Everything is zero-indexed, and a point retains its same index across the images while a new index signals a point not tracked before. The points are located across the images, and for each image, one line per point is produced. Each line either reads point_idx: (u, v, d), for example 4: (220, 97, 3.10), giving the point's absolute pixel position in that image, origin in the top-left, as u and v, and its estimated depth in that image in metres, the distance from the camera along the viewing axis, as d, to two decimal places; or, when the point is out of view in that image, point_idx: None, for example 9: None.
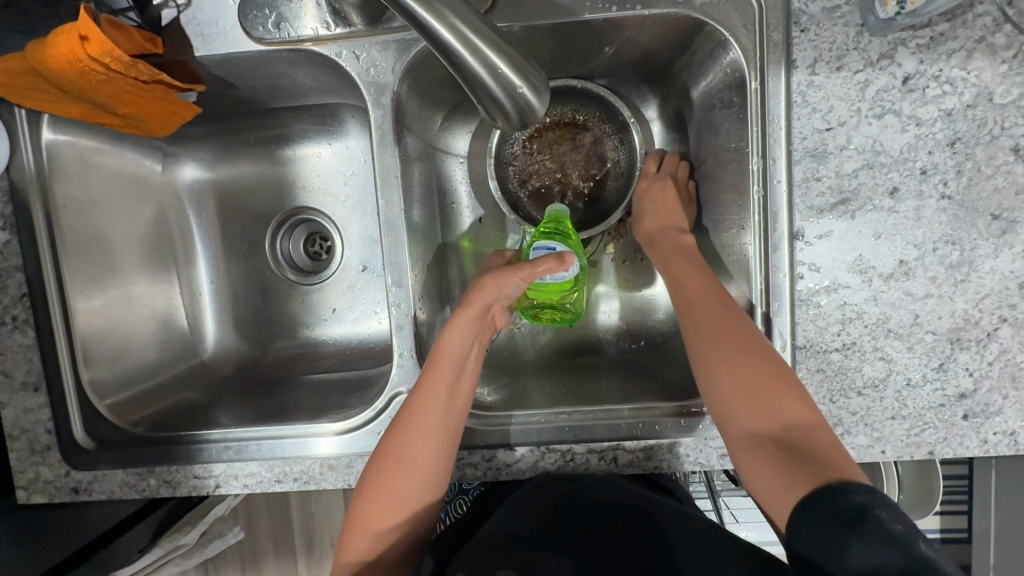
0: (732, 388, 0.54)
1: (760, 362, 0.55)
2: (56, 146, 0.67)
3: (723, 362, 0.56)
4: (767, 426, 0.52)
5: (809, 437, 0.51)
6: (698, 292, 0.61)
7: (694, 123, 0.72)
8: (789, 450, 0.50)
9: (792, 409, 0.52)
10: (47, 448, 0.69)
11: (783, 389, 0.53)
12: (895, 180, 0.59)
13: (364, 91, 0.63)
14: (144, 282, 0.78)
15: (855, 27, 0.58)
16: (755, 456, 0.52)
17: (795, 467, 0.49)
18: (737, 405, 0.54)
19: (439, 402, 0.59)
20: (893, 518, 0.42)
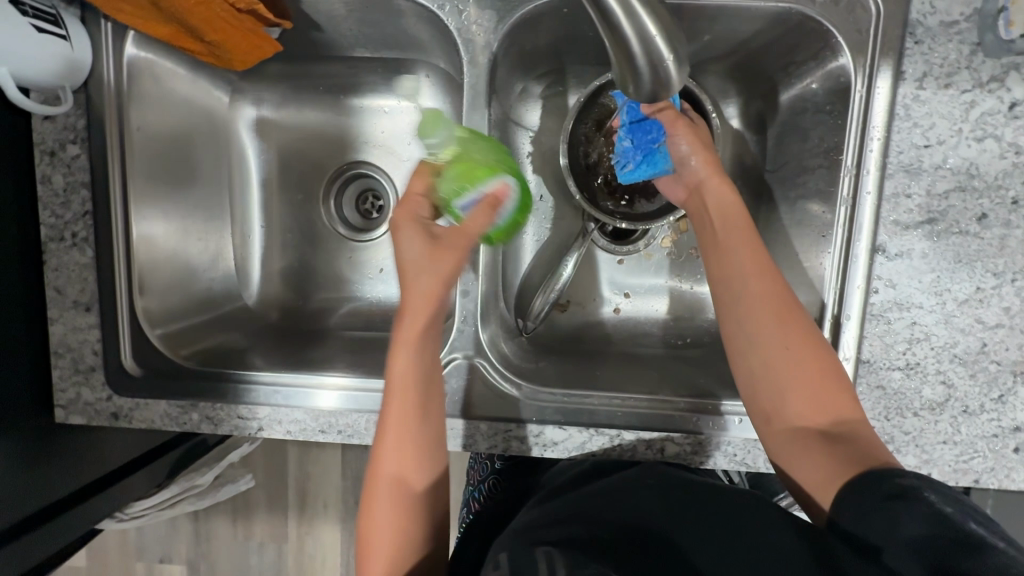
0: (776, 367, 0.54)
1: (807, 351, 0.54)
2: (136, 64, 0.66)
3: (773, 350, 0.54)
4: (815, 419, 0.53)
5: (852, 425, 0.53)
6: (736, 296, 0.56)
7: (776, 125, 0.71)
8: (834, 441, 0.52)
9: (837, 398, 0.53)
10: (91, 369, 0.68)
11: (829, 380, 0.54)
12: (985, 207, 0.59)
13: (461, 49, 0.62)
14: (200, 216, 0.77)
15: (969, 45, 0.57)
16: (798, 444, 0.53)
17: (839, 454, 0.51)
18: (787, 396, 0.54)
19: (420, 377, 0.53)
20: (940, 499, 0.43)
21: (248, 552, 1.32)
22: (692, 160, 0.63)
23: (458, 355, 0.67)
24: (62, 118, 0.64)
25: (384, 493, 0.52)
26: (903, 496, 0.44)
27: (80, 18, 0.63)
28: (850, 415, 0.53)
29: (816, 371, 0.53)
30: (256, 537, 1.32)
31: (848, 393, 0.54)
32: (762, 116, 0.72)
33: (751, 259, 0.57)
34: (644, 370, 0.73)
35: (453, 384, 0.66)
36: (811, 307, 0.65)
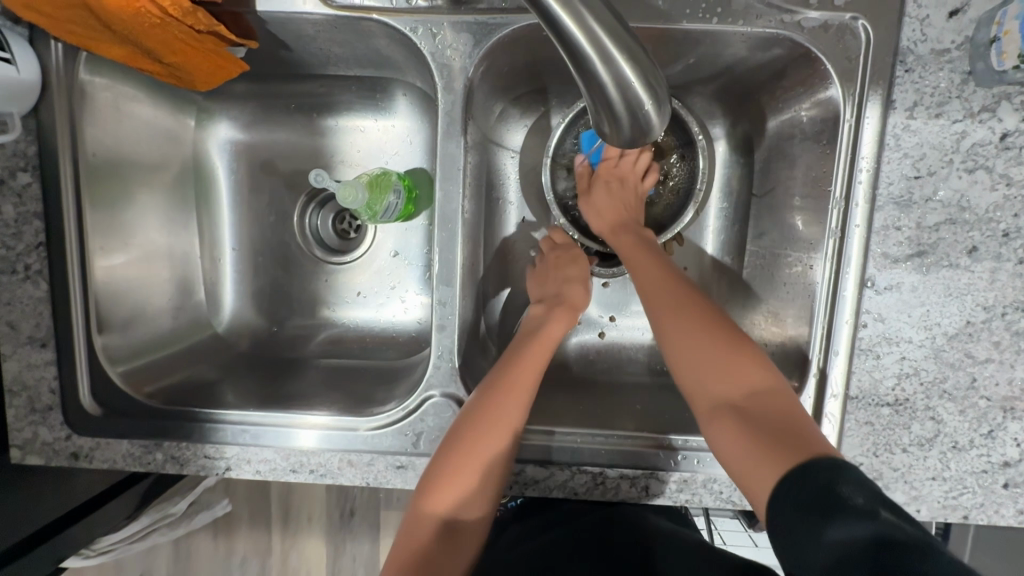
0: (686, 352, 0.55)
1: (716, 333, 0.55)
2: (92, 89, 0.63)
3: (681, 330, 0.56)
4: (732, 398, 0.52)
5: (772, 401, 0.52)
6: (651, 286, 0.60)
7: (763, 149, 0.69)
8: (752, 423, 0.50)
9: (751, 376, 0.53)
10: (48, 408, 0.64)
11: (741, 360, 0.54)
12: (976, 240, 0.57)
13: (435, 74, 0.59)
14: (163, 243, 0.74)
15: (961, 74, 0.55)
16: (719, 427, 0.52)
17: (764, 441, 0.49)
18: (703, 377, 0.54)
19: (515, 423, 0.59)
20: (855, 493, 0.42)
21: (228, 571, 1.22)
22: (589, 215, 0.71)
23: (435, 392, 0.63)
24: (11, 145, 0.61)
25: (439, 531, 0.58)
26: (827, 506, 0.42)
27: (29, 40, 0.60)
28: (771, 393, 0.52)
29: (727, 348, 0.54)
30: (239, 554, 1.23)
31: (767, 374, 0.53)
32: (749, 139, 0.70)
33: (648, 266, 0.62)
34: (628, 401, 0.71)
35: (428, 422, 0.62)
36: (798, 340, 0.63)
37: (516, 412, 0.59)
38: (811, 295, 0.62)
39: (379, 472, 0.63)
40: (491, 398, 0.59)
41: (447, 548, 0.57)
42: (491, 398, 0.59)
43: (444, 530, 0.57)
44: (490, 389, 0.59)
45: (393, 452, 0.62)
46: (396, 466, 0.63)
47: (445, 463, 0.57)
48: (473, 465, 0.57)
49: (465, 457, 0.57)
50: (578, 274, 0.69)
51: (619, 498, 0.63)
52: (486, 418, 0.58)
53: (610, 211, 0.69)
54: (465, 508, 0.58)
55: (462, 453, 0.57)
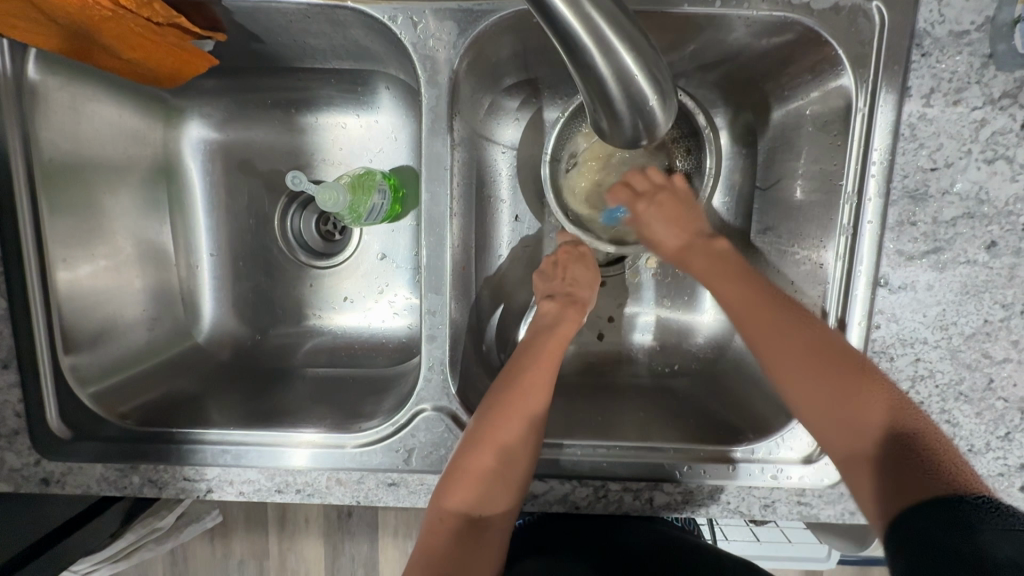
0: (807, 394, 0.52)
1: (830, 365, 0.52)
2: (44, 88, 0.58)
3: (786, 365, 0.53)
4: (859, 446, 0.50)
5: (894, 435, 0.49)
6: (732, 294, 0.56)
7: (767, 140, 0.65)
8: (882, 463, 0.49)
9: (874, 411, 0.50)
10: (14, 432, 0.60)
11: (859, 386, 0.51)
12: (994, 234, 0.54)
13: (419, 67, 0.55)
14: (134, 251, 0.69)
15: (980, 57, 0.51)
16: (858, 473, 0.50)
17: (898, 475, 0.47)
18: (825, 424, 0.52)
19: (535, 415, 0.58)
20: (1004, 542, 0.39)
21: (228, 570, 1.20)
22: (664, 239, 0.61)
23: (427, 406, 0.59)
24: None
25: (450, 539, 0.54)
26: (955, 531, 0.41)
27: None
28: (900, 426, 0.50)
29: (837, 379, 0.52)
30: (236, 555, 1.19)
31: (886, 406, 0.50)
32: (752, 129, 0.67)
33: (729, 284, 0.57)
34: (629, 407, 0.68)
35: (419, 438, 0.59)
36: None
37: (537, 402, 0.58)
38: (822, 294, 0.58)
39: (370, 490, 0.60)
40: (511, 390, 0.58)
41: (469, 547, 0.54)
42: (512, 388, 0.58)
43: (467, 529, 0.55)
44: (513, 382, 0.59)
45: (383, 469, 0.59)
46: (388, 483, 0.60)
47: (467, 460, 0.55)
48: (494, 460, 0.55)
49: (483, 450, 0.55)
50: (586, 274, 0.67)
51: (621, 512, 0.60)
52: (507, 409, 0.57)
53: (675, 231, 0.61)
54: (484, 504, 0.55)
55: (476, 450, 0.55)
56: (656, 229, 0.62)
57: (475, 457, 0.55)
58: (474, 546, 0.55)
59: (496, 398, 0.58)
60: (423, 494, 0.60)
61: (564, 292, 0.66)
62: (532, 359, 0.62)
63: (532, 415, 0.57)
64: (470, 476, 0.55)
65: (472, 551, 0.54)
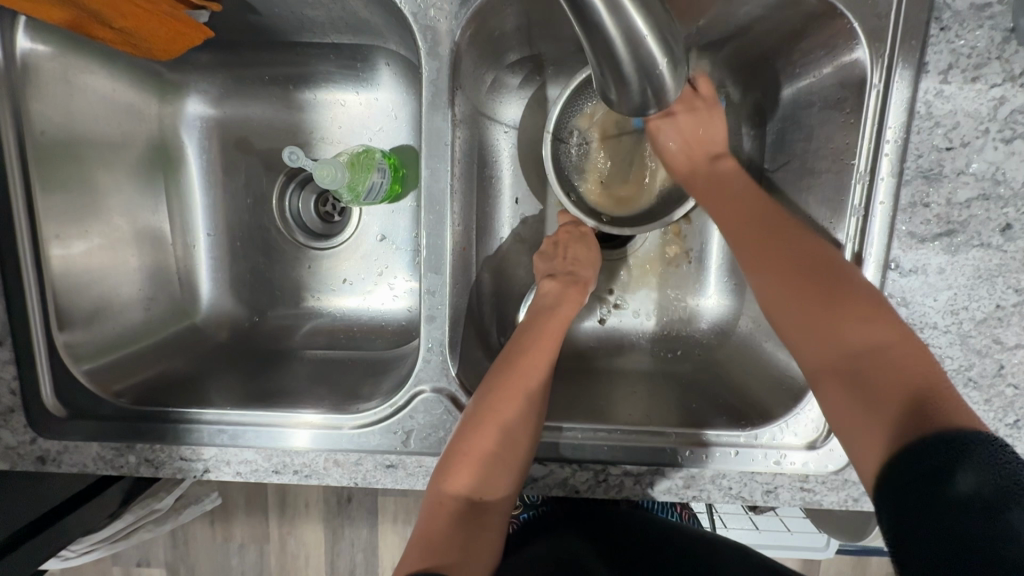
0: (788, 314, 0.48)
1: (813, 288, 0.48)
2: (34, 58, 0.57)
3: (783, 308, 0.49)
4: (823, 360, 0.46)
5: (883, 363, 0.44)
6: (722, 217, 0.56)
7: (776, 120, 0.64)
8: (858, 381, 0.44)
9: (865, 334, 0.45)
10: (9, 410, 0.60)
11: (847, 309, 0.46)
12: (1010, 216, 0.52)
13: (419, 38, 0.53)
14: (130, 228, 0.68)
15: (1002, 32, 0.49)
16: (830, 388, 0.46)
17: (881, 403, 0.42)
18: (815, 336, 0.47)
19: (534, 396, 0.57)
20: (969, 484, 0.35)
21: (228, 553, 1.20)
22: (672, 141, 0.61)
23: (426, 387, 0.58)
24: None
25: (445, 518, 0.53)
26: (926, 478, 0.37)
27: None
28: (888, 354, 0.44)
29: (826, 301, 0.47)
30: (236, 538, 1.20)
31: (879, 327, 0.45)
32: (761, 109, 0.65)
33: (728, 210, 0.56)
34: (630, 393, 0.67)
35: (418, 420, 0.58)
36: None
37: (536, 386, 0.57)
38: None
39: (368, 472, 0.59)
40: (510, 372, 0.57)
41: (469, 530, 0.53)
42: (511, 370, 0.57)
43: (468, 513, 0.54)
44: (512, 363, 0.58)
45: (382, 451, 0.58)
46: (385, 465, 0.59)
47: (467, 444, 0.55)
48: (494, 443, 0.54)
49: (483, 432, 0.54)
50: (587, 253, 0.66)
51: (621, 496, 0.59)
52: (507, 391, 0.56)
53: (688, 151, 0.61)
54: (483, 486, 0.54)
55: (474, 428, 0.55)
56: (671, 148, 0.61)
57: (474, 439, 0.55)
58: (476, 530, 0.53)
59: (495, 379, 0.57)
60: (421, 476, 0.59)
61: (567, 271, 0.65)
62: (529, 339, 0.61)
63: (532, 394, 0.57)
64: (467, 456, 0.54)
65: (472, 536, 0.53)
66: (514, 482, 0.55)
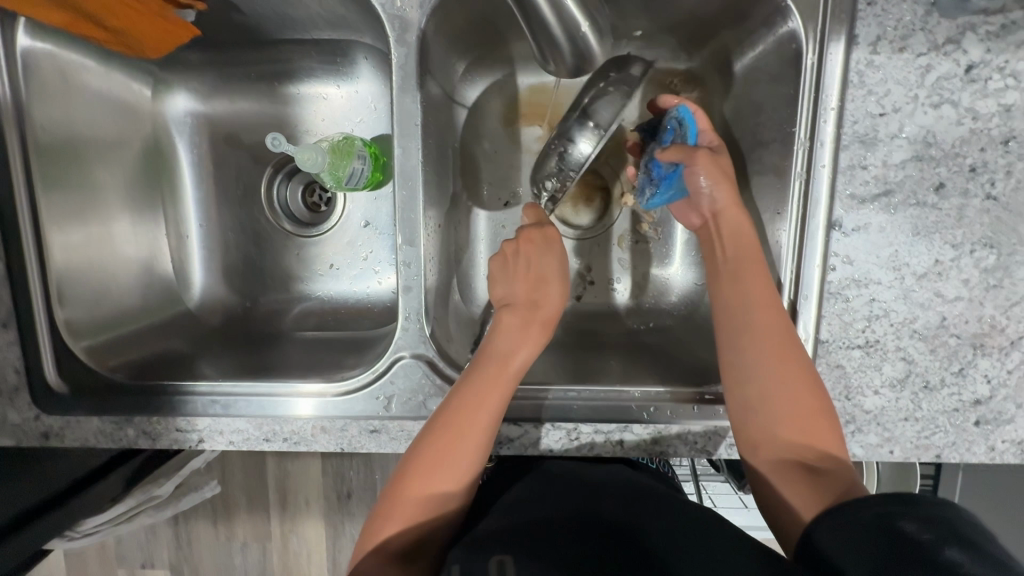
0: (765, 392, 0.53)
1: (815, 409, 0.52)
2: (34, 57, 0.61)
3: (766, 375, 0.53)
4: (794, 447, 0.52)
5: (835, 464, 0.51)
6: (734, 304, 0.56)
7: (730, 98, 0.68)
8: (809, 468, 0.51)
9: (826, 437, 0.52)
10: (15, 389, 0.63)
11: (824, 423, 0.52)
12: (942, 176, 0.56)
13: (388, 26, 0.57)
14: (126, 218, 0.72)
15: (924, 6, 0.54)
16: (779, 476, 0.52)
17: (814, 483, 0.50)
18: (780, 432, 0.52)
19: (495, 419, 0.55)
20: (919, 527, 0.41)
21: (231, 552, 1.24)
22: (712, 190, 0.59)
23: (405, 353, 0.62)
24: None
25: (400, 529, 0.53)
26: (875, 528, 0.43)
27: None
28: (831, 455, 0.51)
29: (802, 396, 0.52)
30: (239, 537, 1.23)
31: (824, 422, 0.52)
32: (716, 89, 0.70)
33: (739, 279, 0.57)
34: (602, 360, 0.71)
35: (398, 385, 0.62)
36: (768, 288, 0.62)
37: (495, 405, 0.55)
38: (779, 245, 0.61)
39: (353, 437, 0.63)
40: (478, 392, 0.55)
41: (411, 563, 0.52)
42: (471, 382, 0.56)
43: (414, 548, 0.53)
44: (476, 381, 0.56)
45: (366, 416, 0.62)
46: (369, 430, 0.62)
47: (426, 477, 0.53)
48: (455, 464, 0.54)
49: (444, 451, 0.54)
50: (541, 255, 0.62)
51: (594, 452, 0.63)
52: (465, 415, 0.54)
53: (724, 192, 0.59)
54: (443, 505, 0.54)
55: (433, 453, 0.54)
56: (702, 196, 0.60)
57: (436, 463, 0.53)
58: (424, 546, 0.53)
59: (459, 398, 0.55)
60: (403, 440, 0.62)
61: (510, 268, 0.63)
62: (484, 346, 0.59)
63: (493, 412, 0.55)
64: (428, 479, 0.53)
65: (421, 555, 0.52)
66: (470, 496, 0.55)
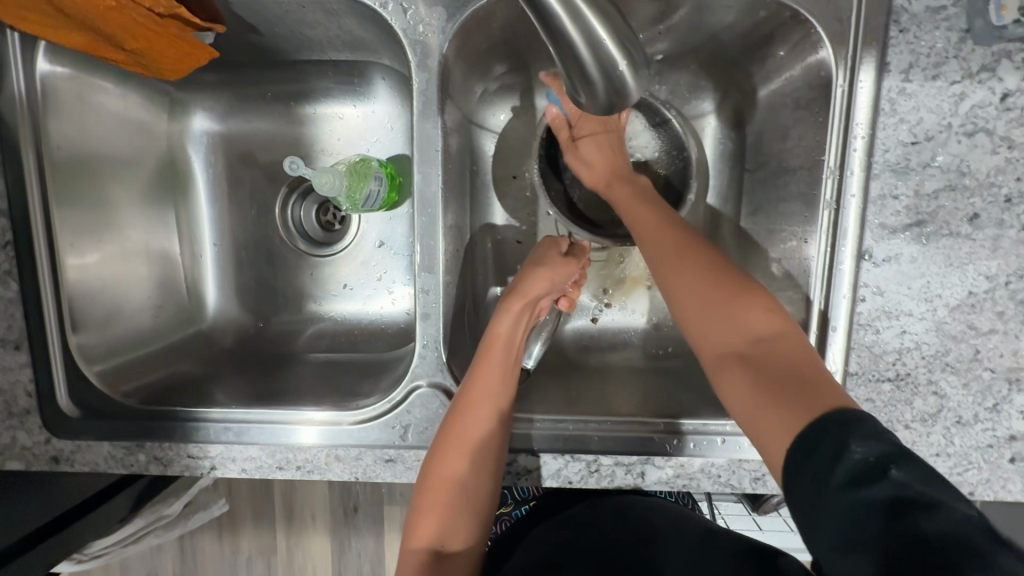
0: (685, 305, 0.51)
1: (740, 303, 0.49)
2: (53, 79, 0.61)
3: (682, 287, 0.52)
4: (733, 343, 0.48)
5: (789, 359, 0.46)
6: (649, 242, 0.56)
7: (754, 123, 0.67)
8: (757, 365, 0.46)
9: (756, 324, 0.48)
10: (25, 412, 0.62)
11: (757, 310, 0.49)
12: (976, 206, 0.55)
13: (409, 51, 0.56)
14: (140, 238, 0.72)
15: (958, 33, 0.52)
16: (731, 381, 0.47)
17: (770, 382, 0.44)
18: (711, 334, 0.49)
19: (499, 401, 0.57)
20: (864, 452, 0.37)
21: (237, 567, 1.22)
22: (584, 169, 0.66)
23: (422, 382, 0.61)
24: None
25: (428, 521, 0.55)
26: (826, 464, 0.38)
27: None
28: (782, 343, 0.47)
29: (729, 299, 0.49)
30: (245, 552, 1.21)
31: (770, 320, 0.48)
32: (739, 111, 0.69)
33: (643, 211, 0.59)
34: (623, 388, 0.69)
35: (415, 414, 0.61)
36: (794, 318, 0.61)
37: (490, 393, 0.57)
38: (807, 273, 0.60)
39: (368, 467, 0.61)
40: (470, 382, 0.57)
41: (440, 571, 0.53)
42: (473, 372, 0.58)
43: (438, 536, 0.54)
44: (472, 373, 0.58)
45: (381, 445, 0.61)
46: (384, 459, 0.61)
47: (430, 473, 0.55)
48: (463, 451, 0.55)
49: (456, 438, 0.55)
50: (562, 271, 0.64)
51: (614, 485, 0.61)
52: (467, 404, 0.56)
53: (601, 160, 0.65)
54: (462, 495, 0.55)
55: (446, 443, 0.56)
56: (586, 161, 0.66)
57: (448, 452, 0.55)
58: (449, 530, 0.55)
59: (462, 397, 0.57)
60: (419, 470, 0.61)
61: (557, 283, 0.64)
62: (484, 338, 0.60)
63: (499, 399, 0.57)
64: (442, 464, 0.55)
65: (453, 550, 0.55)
66: (487, 479, 0.56)
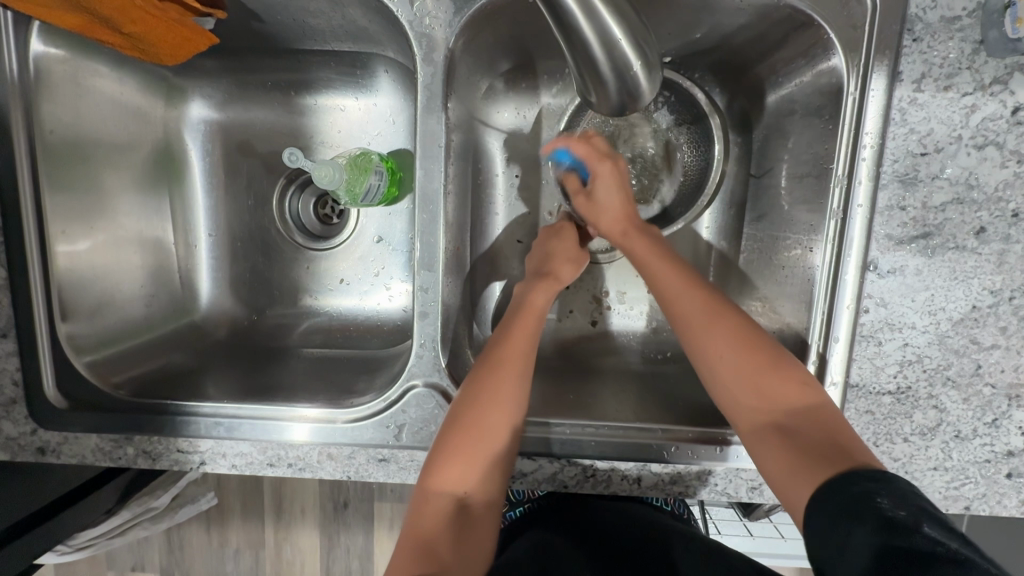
0: (721, 359, 0.53)
1: (778, 373, 0.52)
2: (46, 61, 0.59)
3: (718, 348, 0.53)
4: (768, 410, 0.51)
5: (818, 424, 0.49)
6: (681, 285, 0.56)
7: (762, 128, 0.66)
8: (791, 435, 0.50)
9: (789, 395, 0.51)
10: (11, 402, 0.61)
11: (790, 381, 0.51)
12: (983, 220, 0.54)
13: (415, 44, 0.55)
14: (133, 227, 0.70)
15: (972, 44, 0.52)
16: (765, 445, 0.50)
17: (806, 452, 0.48)
18: (742, 399, 0.52)
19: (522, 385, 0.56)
20: (893, 504, 0.40)
21: (224, 558, 1.21)
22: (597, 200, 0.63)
23: (418, 382, 0.60)
24: None
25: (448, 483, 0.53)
26: (855, 508, 0.41)
27: None
28: (811, 411, 0.50)
29: (767, 365, 0.52)
30: (232, 543, 1.20)
31: (801, 391, 0.51)
32: (747, 116, 0.68)
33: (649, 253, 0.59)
34: (621, 391, 0.68)
35: (410, 414, 0.60)
36: (796, 327, 0.60)
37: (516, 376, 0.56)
38: (810, 282, 0.59)
39: (360, 466, 0.60)
40: (503, 348, 0.58)
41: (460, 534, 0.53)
42: (497, 353, 0.58)
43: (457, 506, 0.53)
44: (504, 335, 0.59)
45: (375, 444, 0.60)
46: (378, 458, 0.60)
47: (454, 442, 0.54)
48: (493, 432, 0.54)
49: (483, 412, 0.54)
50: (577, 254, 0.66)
51: (610, 491, 0.60)
52: (494, 377, 0.56)
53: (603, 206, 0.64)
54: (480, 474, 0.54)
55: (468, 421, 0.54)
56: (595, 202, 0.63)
57: (472, 423, 0.54)
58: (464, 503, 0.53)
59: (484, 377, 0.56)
60: (412, 470, 0.60)
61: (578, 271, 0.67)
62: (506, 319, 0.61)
63: (521, 387, 0.56)
64: (472, 436, 0.54)
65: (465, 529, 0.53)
66: (505, 467, 0.55)
